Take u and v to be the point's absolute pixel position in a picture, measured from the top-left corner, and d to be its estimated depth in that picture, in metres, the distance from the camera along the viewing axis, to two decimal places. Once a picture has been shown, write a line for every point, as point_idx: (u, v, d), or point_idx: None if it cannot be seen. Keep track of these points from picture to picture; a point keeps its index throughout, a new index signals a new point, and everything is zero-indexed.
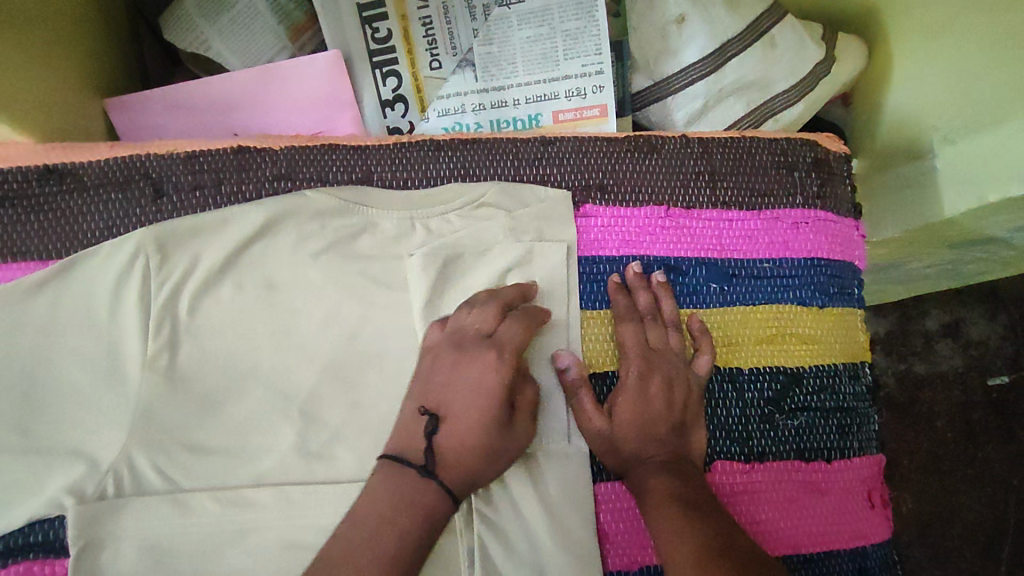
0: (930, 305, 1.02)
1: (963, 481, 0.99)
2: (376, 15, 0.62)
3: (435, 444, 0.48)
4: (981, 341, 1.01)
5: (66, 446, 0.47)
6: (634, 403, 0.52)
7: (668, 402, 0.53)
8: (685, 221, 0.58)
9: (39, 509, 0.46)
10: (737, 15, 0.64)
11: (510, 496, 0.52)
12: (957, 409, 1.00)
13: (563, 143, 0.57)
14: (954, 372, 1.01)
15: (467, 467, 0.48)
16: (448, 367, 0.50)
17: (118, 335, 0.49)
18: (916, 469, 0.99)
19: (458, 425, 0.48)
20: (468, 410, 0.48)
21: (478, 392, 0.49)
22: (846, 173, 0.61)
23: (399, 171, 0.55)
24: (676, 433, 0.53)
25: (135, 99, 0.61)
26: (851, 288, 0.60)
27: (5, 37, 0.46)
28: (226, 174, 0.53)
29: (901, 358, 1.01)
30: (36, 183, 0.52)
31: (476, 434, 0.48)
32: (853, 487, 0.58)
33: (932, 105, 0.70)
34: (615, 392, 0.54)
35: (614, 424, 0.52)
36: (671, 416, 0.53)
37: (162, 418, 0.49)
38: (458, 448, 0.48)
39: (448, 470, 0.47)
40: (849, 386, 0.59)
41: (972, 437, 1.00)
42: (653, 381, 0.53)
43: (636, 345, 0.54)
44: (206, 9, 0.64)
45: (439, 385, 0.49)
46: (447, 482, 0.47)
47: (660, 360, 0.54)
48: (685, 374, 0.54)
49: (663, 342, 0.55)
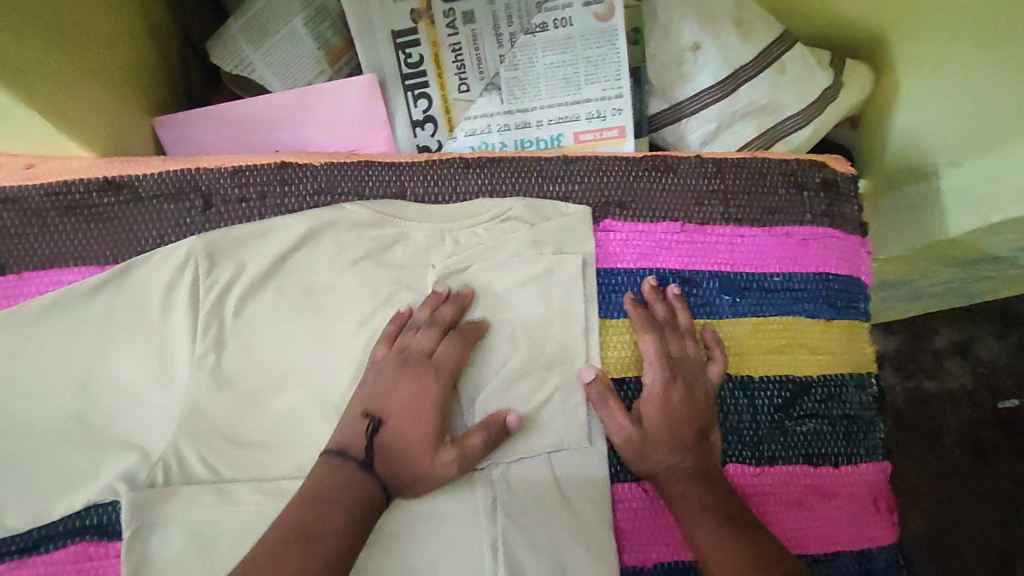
0: (940, 323, 1.04)
1: (973, 499, 1.00)
2: (408, 41, 0.66)
3: (376, 442, 0.51)
4: (990, 359, 1.03)
5: (121, 436, 0.51)
6: (659, 408, 0.56)
7: (690, 407, 0.56)
8: (699, 237, 0.61)
9: (95, 494, 0.50)
10: (748, 43, 0.68)
11: (528, 498, 0.55)
12: (967, 427, 1.02)
13: (584, 162, 0.61)
14: (964, 390, 1.02)
15: (395, 470, 0.51)
16: (389, 381, 0.53)
17: (169, 335, 0.53)
18: (927, 486, 1.01)
19: (396, 434, 0.51)
20: (402, 422, 0.52)
21: (414, 404, 0.52)
22: (854, 194, 0.64)
23: (431, 187, 0.59)
24: (698, 439, 0.56)
25: (183, 116, 0.65)
26: (857, 302, 0.63)
27: (64, 62, 0.50)
28: (269, 187, 0.57)
29: (911, 376, 1.03)
30: (96, 193, 0.56)
31: (409, 446, 0.51)
32: (859, 491, 0.60)
33: (936, 130, 0.74)
34: (642, 399, 0.57)
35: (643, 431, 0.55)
36: (693, 420, 0.56)
37: (208, 413, 0.53)
38: (391, 451, 0.51)
39: (382, 464, 0.50)
40: (855, 395, 0.61)
41: (982, 454, 1.01)
42: (675, 388, 0.56)
43: (658, 355, 0.57)
44: (250, 34, 0.68)
45: (397, 399, 0.52)
46: (382, 478, 0.50)
47: (682, 369, 0.57)
48: (702, 379, 0.57)
49: (681, 351, 0.58)
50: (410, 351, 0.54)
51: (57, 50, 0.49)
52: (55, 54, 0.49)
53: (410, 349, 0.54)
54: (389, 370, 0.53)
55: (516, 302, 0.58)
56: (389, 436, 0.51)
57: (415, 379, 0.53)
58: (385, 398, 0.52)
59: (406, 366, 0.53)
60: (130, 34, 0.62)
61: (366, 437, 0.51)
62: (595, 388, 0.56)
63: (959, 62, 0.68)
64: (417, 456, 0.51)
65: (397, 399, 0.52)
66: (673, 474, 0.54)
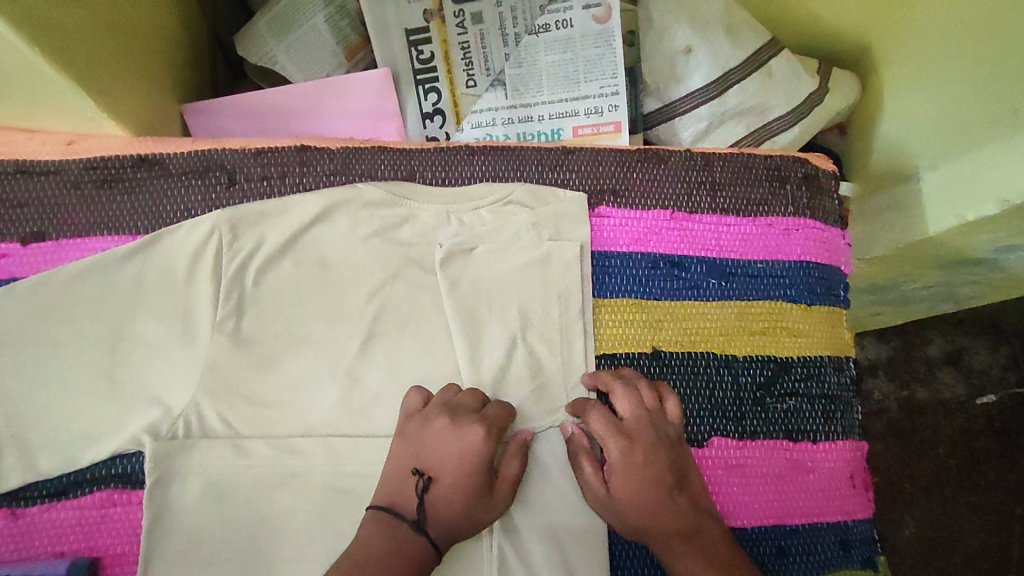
0: (933, 333, 1.08)
1: (965, 508, 1.03)
2: (421, 39, 0.71)
3: (426, 500, 0.53)
4: (982, 370, 1.07)
5: (145, 392, 0.55)
6: (625, 477, 0.56)
7: (654, 465, 0.56)
8: (688, 224, 0.65)
9: (121, 444, 0.54)
10: (738, 47, 0.72)
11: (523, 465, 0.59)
12: (959, 436, 1.05)
13: (582, 153, 0.66)
14: (956, 399, 1.06)
15: (447, 526, 0.53)
16: (439, 431, 0.55)
17: (193, 300, 0.57)
18: (919, 493, 1.03)
19: (445, 488, 0.53)
20: (453, 480, 0.54)
21: (462, 461, 0.54)
22: (834, 188, 0.68)
23: (439, 171, 0.64)
24: (673, 493, 0.56)
25: (210, 104, 0.69)
26: (837, 290, 0.67)
27: (105, 44, 0.55)
28: (289, 167, 0.62)
29: (904, 384, 1.06)
30: (129, 168, 0.60)
31: (460, 498, 0.54)
32: (837, 467, 0.63)
33: (918, 136, 0.78)
34: (609, 469, 0.57)
35: (616, 499, 0.56)
36: (662, 479, 0.56)
37: (228, 374, 0.57)
38: (441, 509, 0.53)
39: (435, 525, 0.52)
40: (834, 376, 0.65)
41: (974, 464, 1.04)
42: (634, 454, 0.56)
43: (608, 426, 0.57)
44: (274, 29, 0.73)
45: (438, 450, 0.55)
46: (435, 538, 0.52)
47: (635, 430, 0.57)
48: (659, 429, 0.57)
49: (633, 412, 0.58)
50: (455, 404, 0.57)
51: (98, 32, 0.54)
52: (97, 37, 0.54)
53: (460, 409, 0.56)
54: (433, 421, 0.56)
55: (529, 302, 0.62)
56: (438, 495, 0.53)
57: (461, 431, 0.55)
58: (434, 455, 0.54)
59: (456, 417, 0.56)
60: (166, 24, 0.67)
61: (418, 495, 0.53)
62: (583, 438, 0.59)
63: (942, 73, 0.73)
64: (467, 509, 0.54)
65: (446, 455, 0.54)
66: (664, 531, 0.55)
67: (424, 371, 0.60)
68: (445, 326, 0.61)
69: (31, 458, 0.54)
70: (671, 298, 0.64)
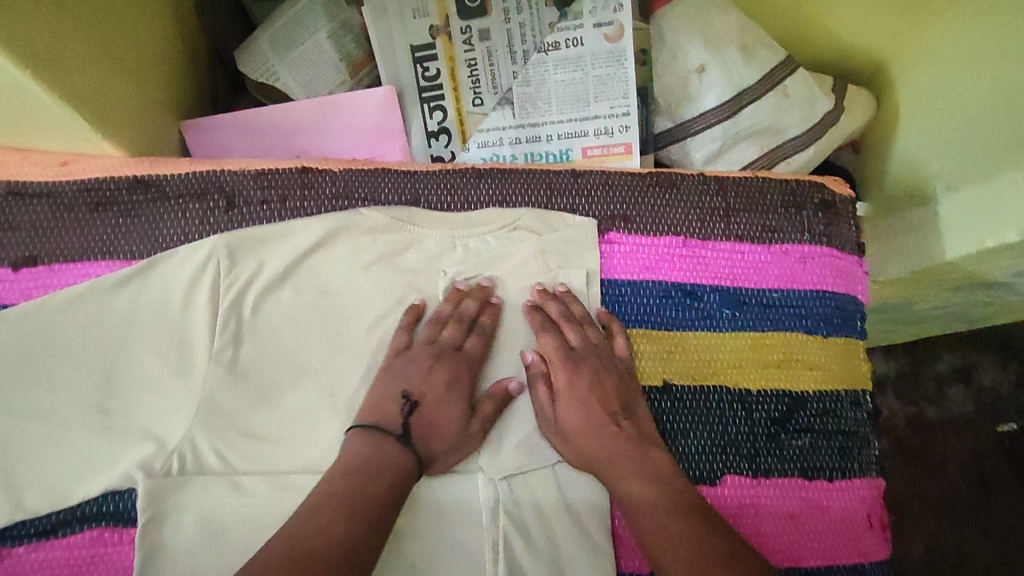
0: (941, 349, 1.06)
1: (975, 530, 1.01)
2: (426, 56, 0.69)
3: (410, 423, 0.54)
4: (992, 388, 1.04)
5: (138, 425, 0.53)
6: (573, 401, 0.57)
7: (600, 392, 0.57)
8: (701, 251, 0.63)
9: (112, 480, 0.52)
10: (753, 66, 0.70)
11: (524, 473, 0.58)
12: (968, 455, 1.03)
13: (592, 176, 0.64)
14: (965, 417, 1.04)
15: (429, 447, 0.54)
16: (423, 368, 0.57)
17: (189, 329, 0.56)
18: (927, 514, 1.01)
19: (430, 413, 0.55)
20: (440, 408, 0.56)
21: (447, 391, 0.56)
22: (851, 215, 0.66)
23: (445, 196, 0.62)
24: (618, 420, 0.56)
25: (208, 121, 0.67)
26: (854, 320, 0.65)
27: (99, 64, 0.53)
28: (290, 191, 0.60)
29: (912, 402, 1.04)
30: (125, 191, 0.58)
31: (445, 426, 0.56)
32: (853, 506, 0.61)
33: (934, 157, 0.75)
34: (555, 395, 0.58)
35: (564, 424, 0.57)
36: (607, 405, 0.57)
37: (225, 406, 0.55)
38: (425, 433, 0.55)
39: (420, 445, 0.54)
40: (850, 411, 0.63)
41: (982, 483, 1.02)
42: (582, 378, 0.57)
43: (558, 351, 0.58)
44: (276, 44, 0.71)
45: (419, 379, 0.56)
46: (417, 453, 0.53)
47: (582, 356, 0.58)
48: (608, 359, 0.59)
49: (583, 340, 0.59)
50: (442, 341, 0.58)
51: (90, 53, 0.51)
52: (89, 57, 0.51)
53: (444, 346, 0.58)
54: (420, 356, 0.57)
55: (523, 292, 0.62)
56: (423, 421, 0.55)
57: (447, 367, 0.57)
58: (421, 382, 0.56)
59: (441, 355, 0.57)
60: (163, 39, 0.65)
61: (404, 418, 0.54)
62: (541, 366, 0.59)
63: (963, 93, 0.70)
64: (450, 437, 0.56)
65: (434, 385, 0.56)
66: (606, 456, 0.55)
67: None
68: None
69: (19, 496, 0.52)
70: (683, 329, 0.62)
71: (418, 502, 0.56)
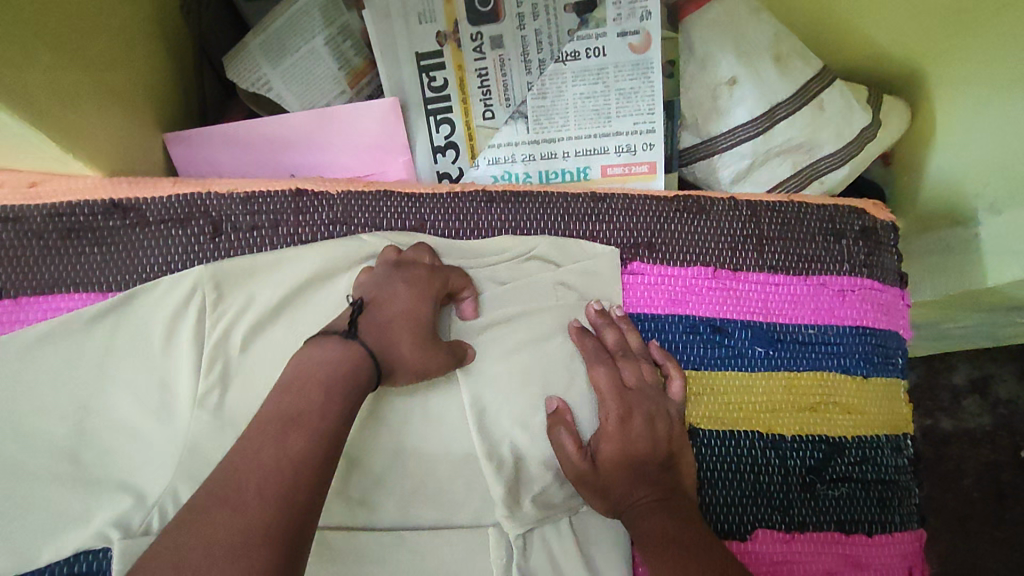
0: (958, 359, 0.95)
1: (990, 545, 0.90)
2: (433, 64, 0.63)
3: (361, 318, 0.47)
4: (1010, 400, 0.93)
5: (114, 476, 0.49)
6: (615, 443, 0.51)
7: (652, 440, 0.51)
8: (732, 283, 0.58)
9: (86, 540, 0.47)
10: (787, 79, 0.65)
11: (541, 525, 0.53)
12: (984, 468, 0.92)
13: (613, 200, 0.58)
14: (982, 430, 0.93)
15: (387, 350, 0.47)
16: (381, 277, 0.50)
17: (170, 370, 0.51)
18: (941, 527, 0.91)
19: (382, 311, 0.48)
20: (403, 308, 0.48)
21: (407, 299, 0.49)
22: (894, 243, 0.60)
23: (452, 221, 0.56)
24: (663, 472, 0.51)
25: (194, 134, 0.61)
26: (895, 358, 0.60)
27: (69, 76, 0.47)
28: (283, 216, 0.55)
29: (926, 414, 0.94)
30: (101, 215, 0.53)
31: (399, 327, 0.48)
32: (893, 562, 0.57)
33: (970, 175, 0.68)
34: (596, 439, 0.52)
35: (601, 473, 0.51)
36: (657, 455, 0.51)
37: (210, 456, 0.49)
38: (378, 328, 0.47)
39: (372, 338, 0.46)
40: (891, 458, 0.58)
41: (1000, 497, 0.91)
42: (633, 421, 0.52)
43: (611, 387, 0.53)
44: (269, 50, 0.65)
45: (375, 284, 0.50)
46: (369, 345, 0.46)
47: (637, 399, 0.53)
48: (664, 404, 0.54)
49: (638, 379, 0.54)
50: (405, 258, 0.51)
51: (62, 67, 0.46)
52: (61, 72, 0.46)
53: (406, 263, 0.51)
54: (380, 271, 0.50)
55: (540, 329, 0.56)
56: (375, 320, 0.47)
57: (410, 277, 0.50)
58: (376, 287, 0.49)
59: (403, 268, 0.50)
60: (144, 46, 0.59)
61: (352, 315, 0.47)
62: (568, 413, 0.54)
63: (1005, 105, 0.62)
64: (413, 347, 0.48)
65: (391, 292, 0.49)
66: (636, 504, 0.50)
67: (429, 451, 0.53)
68: (459, 400, 0.54)
69: None
70: (711, 368, 0.57)
71: (422, 559, 0.52)
